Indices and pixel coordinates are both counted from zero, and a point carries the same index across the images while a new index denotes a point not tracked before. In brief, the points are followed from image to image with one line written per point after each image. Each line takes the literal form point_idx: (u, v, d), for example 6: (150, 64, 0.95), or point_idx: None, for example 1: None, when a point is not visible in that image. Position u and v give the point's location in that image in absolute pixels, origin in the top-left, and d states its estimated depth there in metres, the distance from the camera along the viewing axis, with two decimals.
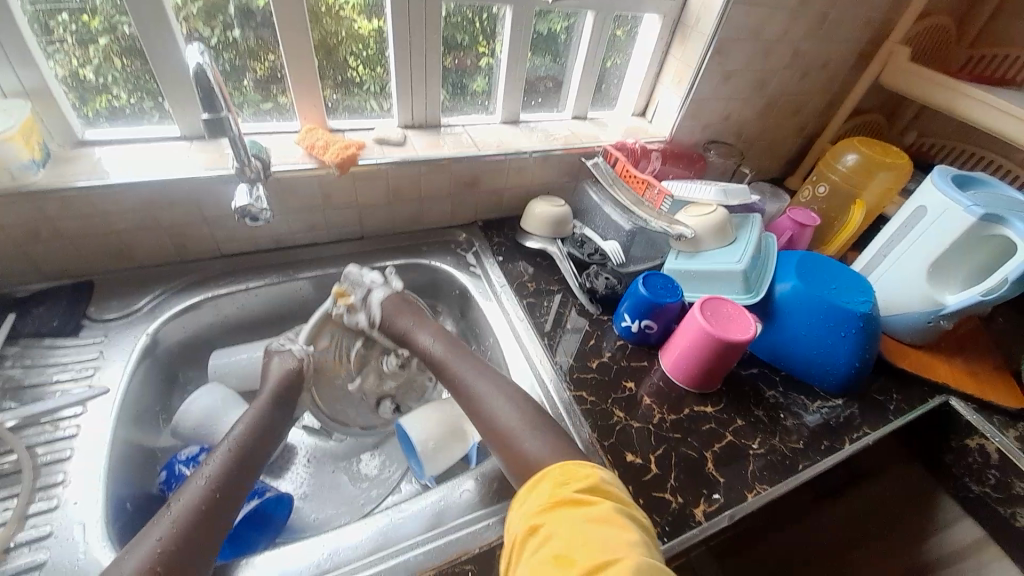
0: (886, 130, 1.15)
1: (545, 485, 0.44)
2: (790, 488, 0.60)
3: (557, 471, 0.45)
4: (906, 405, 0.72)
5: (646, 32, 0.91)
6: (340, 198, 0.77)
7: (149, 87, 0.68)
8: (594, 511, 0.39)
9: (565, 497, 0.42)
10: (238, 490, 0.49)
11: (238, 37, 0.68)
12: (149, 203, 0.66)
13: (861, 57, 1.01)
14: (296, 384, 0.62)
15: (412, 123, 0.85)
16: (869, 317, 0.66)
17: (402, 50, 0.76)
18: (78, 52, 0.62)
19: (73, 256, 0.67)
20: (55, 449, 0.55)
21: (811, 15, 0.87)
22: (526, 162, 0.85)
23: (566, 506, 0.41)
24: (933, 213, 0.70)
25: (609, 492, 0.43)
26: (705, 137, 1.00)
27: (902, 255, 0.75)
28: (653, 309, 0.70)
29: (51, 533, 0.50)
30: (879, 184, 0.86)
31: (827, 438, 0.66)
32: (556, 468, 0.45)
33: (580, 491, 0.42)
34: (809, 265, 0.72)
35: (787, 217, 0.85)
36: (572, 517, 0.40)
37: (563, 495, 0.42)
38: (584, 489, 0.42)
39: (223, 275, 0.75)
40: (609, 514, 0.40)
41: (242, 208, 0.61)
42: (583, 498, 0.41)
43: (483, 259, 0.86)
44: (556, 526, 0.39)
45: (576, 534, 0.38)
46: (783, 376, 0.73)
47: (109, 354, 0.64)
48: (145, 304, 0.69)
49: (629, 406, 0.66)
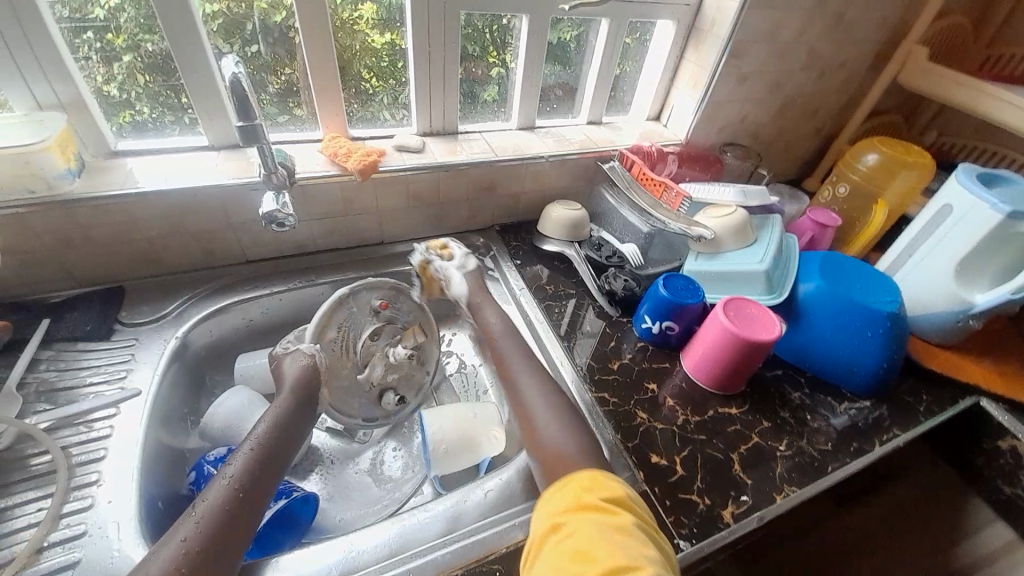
0: (905, 131, 1.13)
1: (570, 487, 0.44)
2: (819, 490, 0.59)
3: (584, 476, 0.45)
4: (936, 407, 0.70)
5: (660, 37, 0.92)
6: (361, 204, 0.78)
7: (168, 103, 0.70)
8: (619, 521, 0.39)
9: (590, 503, 0.42)
10: (261, 489, 0.50)
11: (256, 52, 0.70)
12: (178, 210, 0.68)
13: (878, 57, 1.00)
14: (315, 382, 0.62)
15: (431, 130, 0.86)
16: (896, 316, 0.65)
17: (421, 60, 0.77)
18: (102, 69, 0.65)
19: (104, 262, 0.69)
20: (88, 449, 0.57)
21: (826, 17, 0.87)
22: (542, 166, 0.86)
23: (589, 509, 0.41)
24: (959, 210, 0.69)
25: (633, 507, 0.42)
26: (720, 139, 1.00)
27: (928, 254, 0.74)
28: (674, 310, 0.69)
29: (85, 531, 0.51)
30: (901, 183, 0.85)
31: (857, 440, 0.64)
32: (584, 473, 0.45)
33: (606, 500, 0.42)
34: (832, 265, 0.71)
35: (807, 218, 0.85)
36: (595, 521, 0.39)
37: (588, 500, 0.42)
38: (609, 498, 0.42)
39: (246, 280, 0.77)
40: (632, 526, 0.39)
41: (269, 214, 0.62)
42: (607, 506, 0.41)
43: (501, 262, 0.86)
44: (579, 527, 0.39)
45: (598, 537, 0.38)
46: (808, 377, 0.72)
47: (140, 357, 0.66)
48: (173, 309, 0.71)
49: (652, 407, 0.66)
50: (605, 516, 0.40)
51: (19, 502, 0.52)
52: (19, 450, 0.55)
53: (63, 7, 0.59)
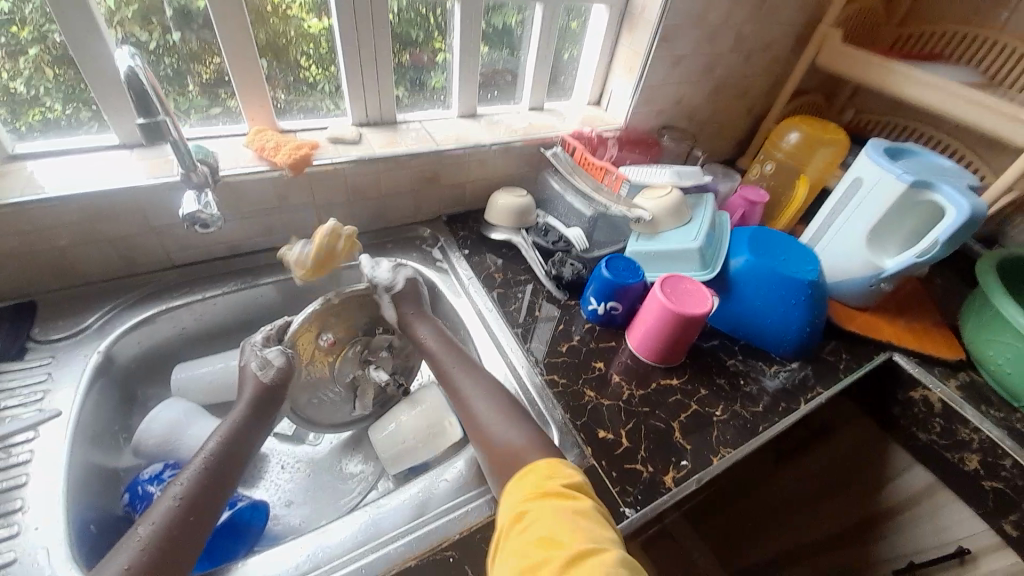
0: (826, 110, 1.21)
1: (530, 477, 0.46)
2: (753, 448, 0.64)
3: (542, 465, 0.47)
4: (854, 364, 0.77)
5: (596, 21, 0.93)
6: (299, 200, 0.75)
7: (83, 96, 0.65)
8: (578, 506, 0.42)
9: (552, 489, 0.44)
10: (212, 505, 0.49)
11: (178, 40, 0.66)
12: (91, 213, 0.62)
13: (798, 40, 1.06)
14: (276, 391, 0.60)
15: (368, 120, 0.84)
16: (816, 283, 0.71)
17: (352, 49, 0.74)
18: (7, 64, 0.59)
19: (12, 277, 0.64)
20: (10, 475, 0.53)
21: (749, 0, 0.91)
22: (486, 154, 0.86)
23: (548, 497, 0.43)
24: (868, 183, 0.75)
25: (589, 491, 0.45)
26: (658, 122, 1.03)
27: (845, 223, 0.79)
28: (616, 290, 0.72)
29: (15, 559, 0.47)
30: (819, 159, 0.91)
31: (784, 400, 0.69)
32: (544, 462, 0.48)
33: (565, 485, 0.45)
34: (758, 238, 0.76)
35: (737, 195, 0.89)
36: (556, 507, 0.42)
37: (550, 487, 0.44)
38: (567, 484, 0.45)
39: (179, 285, 0.73)
40: (590, 511, 0.42)
41: (190, 215, 0.59)
42: (566, 492, 0.44)
43: (449, 253, 0.86)
44: (541, 517, 0.41)
45: (559, 522, 0.40)
46: (742, 345, 0.77)
47: (59, 376, 0.61)
48: (95, 322, 0.66)
49: (599, 385, 0.68)
50: (566, 501, 0.43)
51: None
52: None
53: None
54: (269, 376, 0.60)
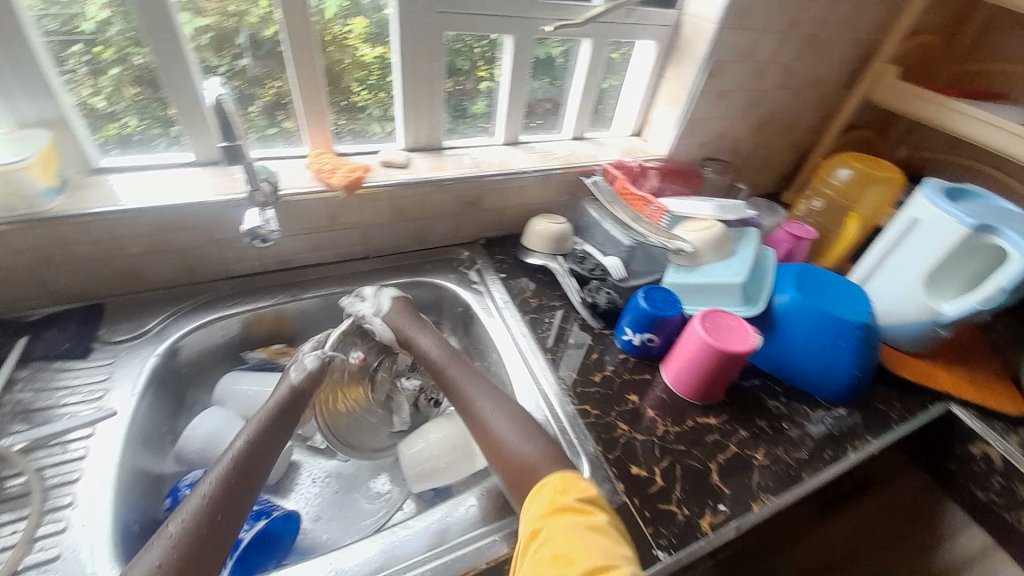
0: (878, 145, 1.17)
1: (544, 492, 0.47)
2: (796, 498, 0.60)
3: (555, 479, 0.48)
4: (908, 414, 0.72)
5: (642, 55, 0.95)
6: (348, 219, 0.79)
7: (156, 114, 0.70)
8: (591, 521, 0.43)
9: (565, 504, 0.45)
10: (239, 505, 0.51)
11: (246, 65, 0.71)
12: (164, 225, 0.68)
13: (849, 76, 1.04)
14: (299, 395, 0.62)
15: (417, 145, 0.87)
16: (867, 326, 0.67)
17: (407, 78, 0.78)
18: (90, 81, 0.65)
19: (86, 279, 0.69)
20: (63, 471, 0.56)
21: (798, 37, 0.91)
22: (526, 180, 0.88)
23: (561, 513, 0.45)
24: (925, 224, 0.72)
25: (603, 504, 0.46)
26: (700, 154, 1.03)
27: (899, 264, 0.76)
28: (654, 322, 0.71)
29: (58, 555, 0.50)
30: (871, 196, 0.88)
31: (830, 447, 0.66)
32: (556, 476, 0.49)
33: (579, 499, 0.46)
34: (805, 276, 0.73)
35: (782, 230, 0.87)
36: (570, 523, 0.43)
37: (563, 502, 0.45)
38: (581, 498, 0.46)
39: (232, 295, 0.77)
40: (603, 526, 0.43)
41: (251, 229, 0.62)
42: (579, 506, 0.45)
43: (486, 276, 0.87)
44: (553, 533, 0.43)
45: (571, 539, 0.41)
46: (785, 387, 0.73)
47: (118, 375, 0.65)
48: (154, 325, 0.71)
49: (632, 419, 0.66)
50: (579, 517, 0.44)
51: None
52: None
53: (51, 20, 0.59)
54: (299, 377, 0.63)
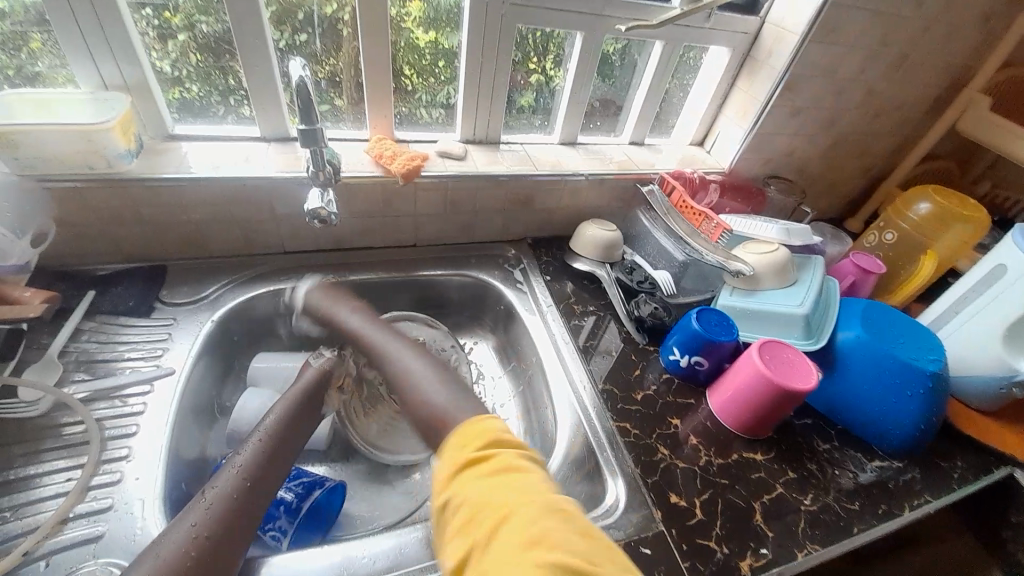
0: (957, 178, 1.09)
1: (448, 453, 0.40)
2: (843, 551, 0.57)
3: (460, 433, 0.41)
4: (970, 474, 0.68)
5: (713, 62, 0.90)
6: (400, 206, 0.78)
7: (214, 82, 0.70)
8: (491, 467, 0.37)
9: (465, 459, 0.38)
10: (268, 476, 0.53)
11: (306, 41, 0.70)
12: (227, 197, 0.69)
13: (937, 102, 0.97)
14: (322, 386, 0.66)
15: (474, 138, 0.86)
16: (938, 376, 0.63)
17: (473, 67, 0.77)
18: (157, 45, 0.65)
19: (150, 241, 0.71)
20: (121, 424, 0.58)
21: (889, 57, 0.85)
22: (580, 184, 0.85)
23: (471, 467, 0.37)
24: (1012, 274, 0.66)
25: (512, 443, 0.39)
26: (765, 171, 0.98)
27: (977, 314, 0.71)
28: (705, 345, 0.68)
29: (110, 506, 0.52)
30: (952, 236, 0.82)
31: (884, 502, 0.62)
32: (460, 428, 0.42)
33: (480, 448, 0.39)
34: (873, 316, 0.69)
35: (848, 261, 0.82)
36: (476, 479, 0.36)
37: (463, 458, 0.38)
38: (482, 445, 0.39)
39: (283, 270, 0.78)
40: (506, 466, 0.36)
41: (313, 211, 0.63)
42: (483, 455, 0.38)
43: (531, 276, 0.86)
44: (464, 490, 0.36)
45: (480, 497, 0.35)
46: (838, 430, 0.69)
47: (176, 336, 0.67)
48: (210, 293, 0.73)
49: (674, 444, 0.64)
50: (478, 468, 0.37)
51: (49, 469, 0.54)
52: (53, 418, 0.57)
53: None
54: (319, 363, 0.67)
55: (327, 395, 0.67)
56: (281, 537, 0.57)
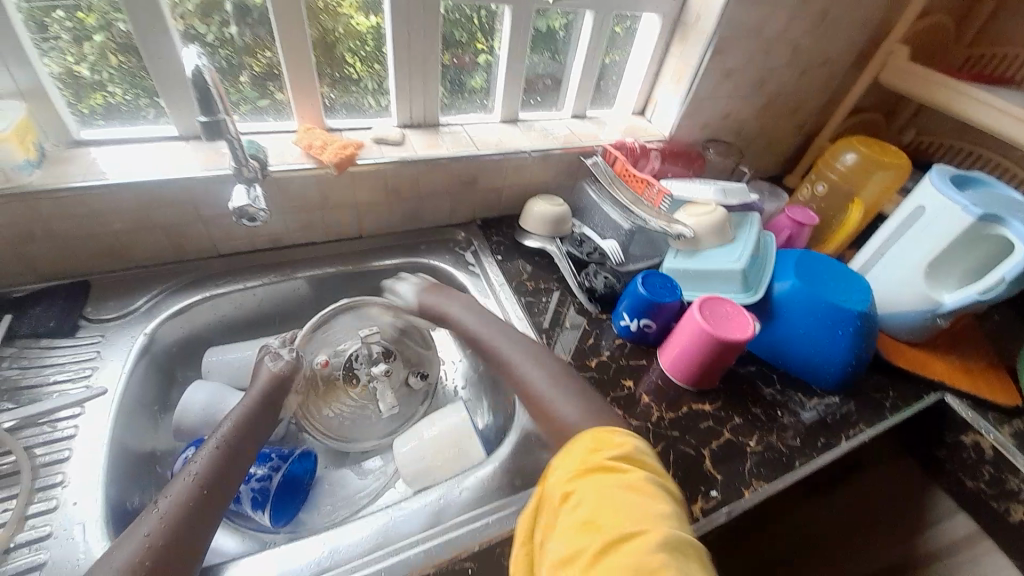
0: (885, 128, 1.15)
1: (576, 450, 0.43)
2: (786, 485, 0.61)
3: (588, 436, 0.44)
4: (902, 403, 0.73)
5: (646, 30, 0.91)
6: (338, 197, 0.76)
7: (144, 85, 0.67)
8: (628, 480, 0.39)
9: (595, 464, 0.41)
10: (227, 483, 0.51)
11: (234, 34, 0.67)
12: (149, 201, 0.65)
13: (860, 55, 1.00)
14: (284, 386, 0.64)
15: (411, 122, 0.84)
16: (866, 315, 0.67)
17: (400, 49, 0.75)
18: (74, 49, 0.61)
19: (71, 256, 0.67)
20: (54, 449, 0.56)
21: (809, 14, 0.87)
22: (525, 161, 0.85)
23: (600, 473, 0.40)
24: (930, 212, 0.70)
25: (640, 460, 0.42)
26: (703, 135, 1.00)
27: (899, 253, 0.75)
28: (651, 308, 0.70)
29: (50, 533, 0.50)
30: (876, 183, 0.86)
31: (823, 435, 0.66)
32: (589, 433, 0.44)
33: (612, 459, 0.41)
34: (806, 263, 0.72)
35: (784, 216, 0.85)
36: (605, 484, 0.39)
37: (595, 461, 0.41)
38: (616, 456, 0.41)
39: (221, 274, 0.75)
40: (641, 483, 0.39)
41: (240, 208, 0.60)
42: (615, 465, 0.41)
43: (482, 257, 0.86)
44: (590, 495, 0.38)
45: (601, 501, 0.37)
46: (781, 374, 0.73)
47: (106, 354, 0.64)
48: (143, 304, 0.69)
49: (627, 404, 0.66)
50: (612, 476, 0.39)
51: None
52: None
53: None
54: (278, 366, 0.64)
55: (286, 397, 0.65)
56: (269, 479, 0.59)
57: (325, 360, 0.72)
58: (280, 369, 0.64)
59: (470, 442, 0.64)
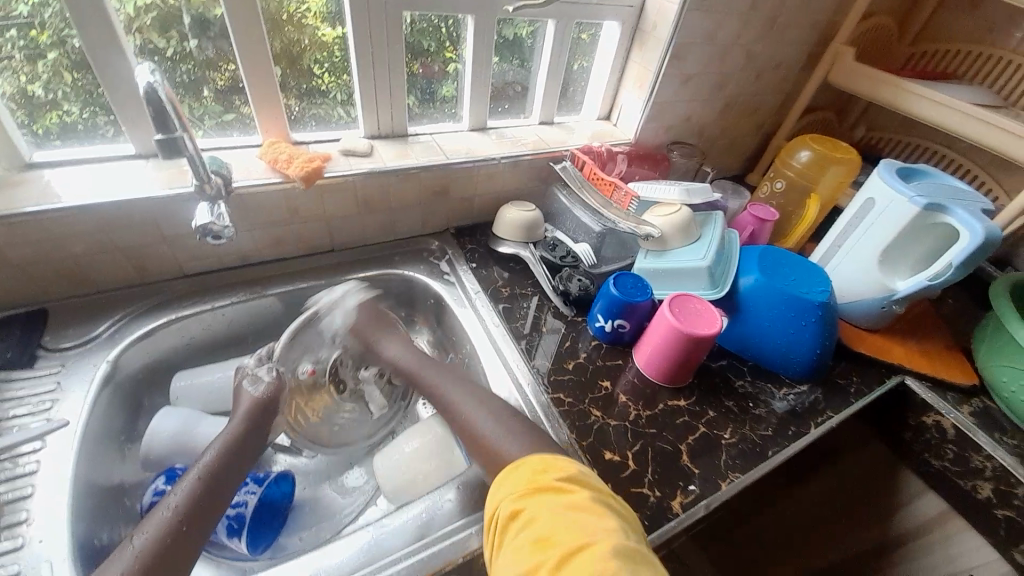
0: (838, 126, 1.20)
1: (523, 472, 0.44)
2: (761, 474, 0.63)
3: (535, 461, 0.45)
4: (866, 388, 0.76)
5: (608, 37, 0.93)
6: (309, 211, 0.75)
7: (100, 102, 0.65)
8: (573, 497, 0.40)
9: (543, 484, 0.42)
10: (207, 517, 0.50)
11: (195, 47, 0.66)
12: (110, 224, 0.64)
13: (811, 56, 1.05)
14: (271, 410, 0.61)
15: (379, 133, 0.84)
16: (827, 305, 0.70)
17: (366, 61, 0.75)
18: (26, 68, 0.59)
19: (26, 285, 0.64)
20: (16, 486, 0.53)
21: (761, 19, 0.91)
22: (495, 168, 0.86)
23: (546, 492, 0.41)
24: (880, 205, 0.74)
25: (586, 479, 0.43)
26: (668, 138, 1.03)
27: (855, 244, 0.79)
28: (624, 308, 0.71)
29: (17, 572, 0.48)
30: (831, 178, 0.90)
31: (794, 424, 0.68)
32: (536, 458, 0.46)
33: (561, 478, 0.42)
34: (769, 259, 0.75)
35: (747, 213, 0.89)
36: (552, 503, 0.40)
37: (543, 482, 0.43)
38: (563, 476, 0.43)
39: (189, 294, 0.73)
40: (585, 499, 0.40)
41: (203, 226, 0.59)
42: (563, 484, 0.42)
43: (457, 266, 0.86)
44: (538, 515, 0.39)
45: (551, 519, 0.38)
46: (751, 365, 0.76)
47: (67, 385, 0.62)
48: (105, 330, 0.67)
49: (605, 404, 0.68)
50: (559, 495, 0.41)
51: None
52: None
53: None
54: (260, 392, 0.61)
55: (274, 420, 0.62)
56: (244, 505, 0.58)
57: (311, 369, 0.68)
58: (263, 395, 0.61)
59: (453, 454, 0.64)
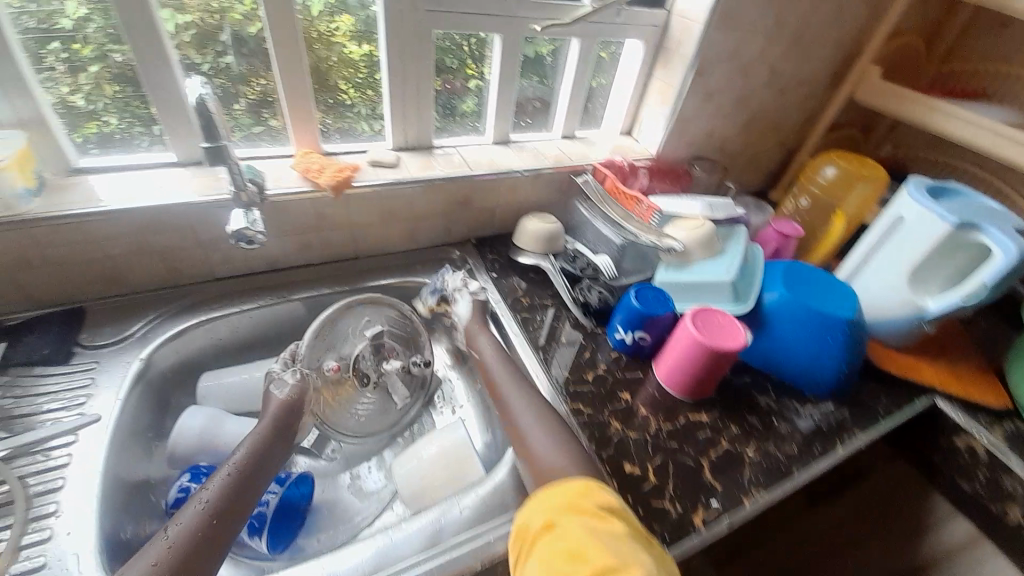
0: (862, 144, 1.19)
1: (563, 490, 0.44)
2: (786, 494, 0.61)
3: (578, 482, 0.45)
4: (895, 409, 0.74)
5: (630, 55, 0.95)
6: (335, 219, 0.78)
7: (138, 113, 0.68)
8: (611, 526, 0.40)
9: (582, 505, 0.42)
10: (236, 513, 0.51)
11: (231, 63, 0.70)
12: (147, 227, 0.66)
13: (834, 74, 1.05)
14: (296, 413, 0.63)
15: (404, 145, 0.86)
16: (854, 322, 0.68)
17: (394, 76, 0.77)
18: (69, 79, 0.63)
19: (64, 284, 0.67)
20: (47, 479, 0.55)
21: (784, 38, 0.92)
22: (517, 180, 0.87)
23: (584, 513, 0.41)
24: (909, 222, 0.73)
25: (624, 512, 0.43)
26: (689, 153, 1.04)
27: (882, 261, 0.77)
28: (645, 320, 0.71)
29: (45, 564, 0.49)
30: (858, 195, 0.89)
31: (820, 443, 0.67)
32: (579, 479, 0.45)
33: (600, 505, 0.42)
34: (793, 274, 0.74)
35: (770, 228, 0.88)
36: (589, 525, 0.40)
37: (583, 503, 0.42)
38: (602, 504, 0.42)
39: (218, 297, 0.76)
40: (622, 531, 0.40)
41: (239, 232, 0.61)
42: (602, 512, 0.42)
43: (477, 275, 0.87)
44: (573, 531, 0.39)
45: (588, 537, 0.38)
46: (775, 382, 0.74)
47: (100, 382, 0.64)
48: (137, 330, 0.69)
49: (625, 417, 0.67)
50: (596, 519, 0.40)
51: None
52: None
53: (30, 18, 0.58)
54: (286, 394, 0.63)
55: (299, 423, 0.64)
56: (266, 504, 0.59)
57: (336, 365, 0.71)
58: (291, 396, 0.63)
59: (470, 461, 0.64)
